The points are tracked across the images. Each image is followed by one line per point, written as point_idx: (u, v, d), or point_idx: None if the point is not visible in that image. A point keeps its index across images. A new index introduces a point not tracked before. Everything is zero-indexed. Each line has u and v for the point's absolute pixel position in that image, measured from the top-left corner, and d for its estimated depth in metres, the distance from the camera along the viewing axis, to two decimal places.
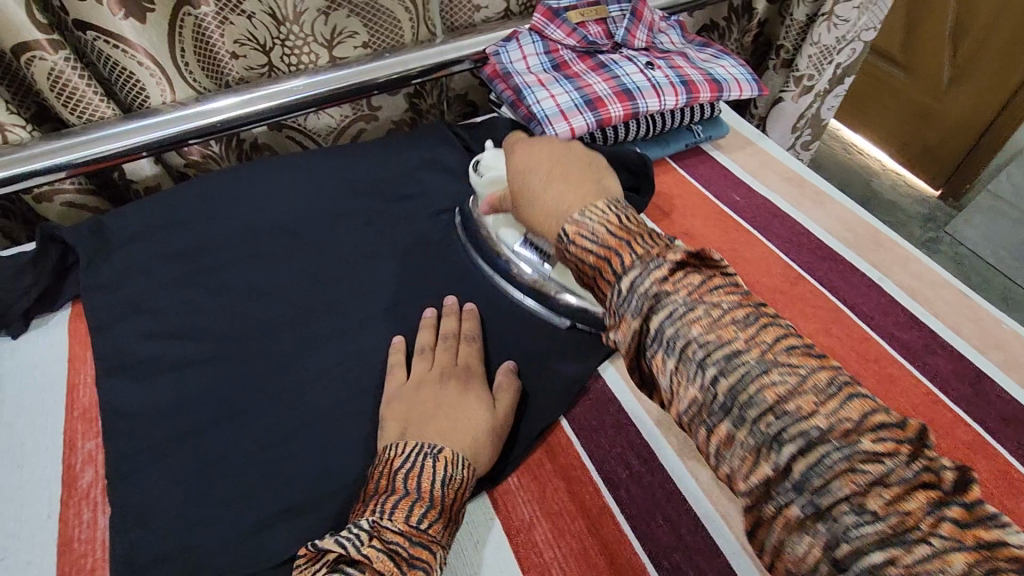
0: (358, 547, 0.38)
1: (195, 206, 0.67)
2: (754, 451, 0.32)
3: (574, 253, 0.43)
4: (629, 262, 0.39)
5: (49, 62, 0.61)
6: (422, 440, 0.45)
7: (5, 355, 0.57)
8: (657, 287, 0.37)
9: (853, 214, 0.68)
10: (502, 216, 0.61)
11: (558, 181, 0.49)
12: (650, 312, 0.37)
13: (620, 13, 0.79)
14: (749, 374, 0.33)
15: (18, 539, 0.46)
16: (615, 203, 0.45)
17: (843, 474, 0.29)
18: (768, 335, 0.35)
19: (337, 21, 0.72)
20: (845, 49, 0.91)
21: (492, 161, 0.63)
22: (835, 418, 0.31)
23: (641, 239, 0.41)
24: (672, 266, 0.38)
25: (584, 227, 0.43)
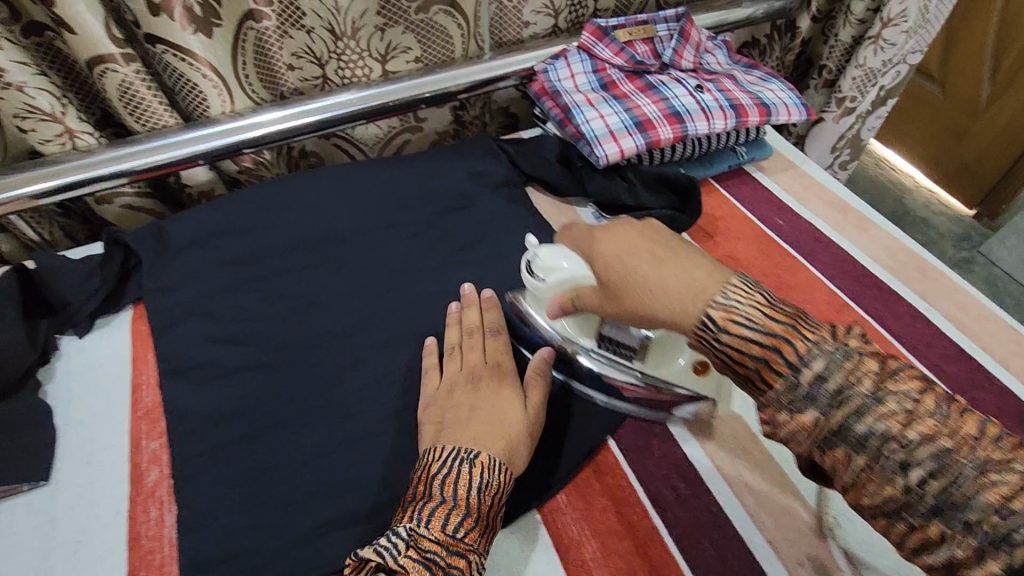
0: (395, 556, 0.40)
1: (250, 214, 0.69)
2: (868, 469, 0.35)
3: (725, 344, 0.39)
4: (807, 349, 0.37)
5: (121, 73, 0.63)
6: (458, 443, 0.46)
7: (73, 354, 0.60)
8: (847, 363, 0.36)
9: (898, 242, 0.68)
10: (577, 319, 0.54)
11: (668, 265, 0.42)
12: (827, 385, 0.36)
13: (668, 32, 0.80)
14: (867, 407, 0.36)
15: (91, 534, 0.48)
16: (745, 275, 0.41)
17: (893, 423, 0.35)
18: (873, 361, 0.37)
19: (392, 37, 0.74)
20: (891, 72, 0.90)
21: (552, 259, 0.51)
22: (883, 385, 0.36)
23: (804, 320, 0.39)
24: (857, 352, 0.37)
25: (733, 313, 0.39)
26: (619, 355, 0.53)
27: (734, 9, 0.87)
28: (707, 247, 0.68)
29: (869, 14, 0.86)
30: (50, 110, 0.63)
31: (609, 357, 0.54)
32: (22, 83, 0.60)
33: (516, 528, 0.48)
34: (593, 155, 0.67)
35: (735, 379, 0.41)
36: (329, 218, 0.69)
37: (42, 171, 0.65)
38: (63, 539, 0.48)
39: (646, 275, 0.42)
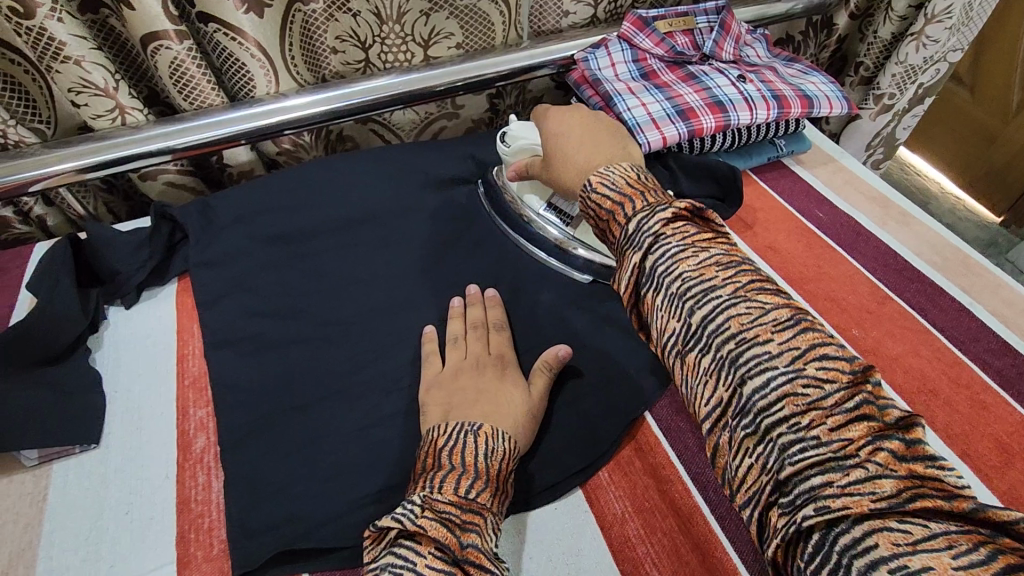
0: (412, 518, 0.39)
1: (292, 192, 0.70)
2: (714, 376, 0.34)
3: (592, 200, 0.44)
4: (642, 208, 0.40)
5: (173, 51, 0.64)
6: (462, 419, 0.47)
7: (121, 324, 0.61)
8: (659, 226, 0.38)
9: (940, 237, 0.67)
10: (533, 182, 0.64)
11: (588, 144, 0.51)
12: (648, 252, 0.38)
13: (708, 24, 0.80)
14: (719, 306, 0.35)
15: (141, 496, 0.49)
16: (637, 167, 0.46)
17: (786, 397, 0.31)
18: (743, 277, 0.36)
19: (436, 23, 0.75)
20: (930, 70, 0.89)
21: (519, 133, 0.63)
22: (787, 347, 0.32)
23: (655, 192, 0.42)
24: (678, 213, 0.39)
25: (606, 178, 0.44)
26: (561, 218, 0.63)
27: (773, 3, 0.87)
28: (745, 237, 0.68)
29: (911, 11, 0.85)
30: (104, 85, 0.65)
31: (553, 219, 0.63)
32: (80, 58, 0.61)
33: (561, 503, 0.48)
34: (634, 142, 0.67)
35: (602, 236, 0.44)
36: (370, 199, 0.70)
37: (92, 146, 0.67)
38: (114, 500, 0.49)
39: (569, 152, 0.51)
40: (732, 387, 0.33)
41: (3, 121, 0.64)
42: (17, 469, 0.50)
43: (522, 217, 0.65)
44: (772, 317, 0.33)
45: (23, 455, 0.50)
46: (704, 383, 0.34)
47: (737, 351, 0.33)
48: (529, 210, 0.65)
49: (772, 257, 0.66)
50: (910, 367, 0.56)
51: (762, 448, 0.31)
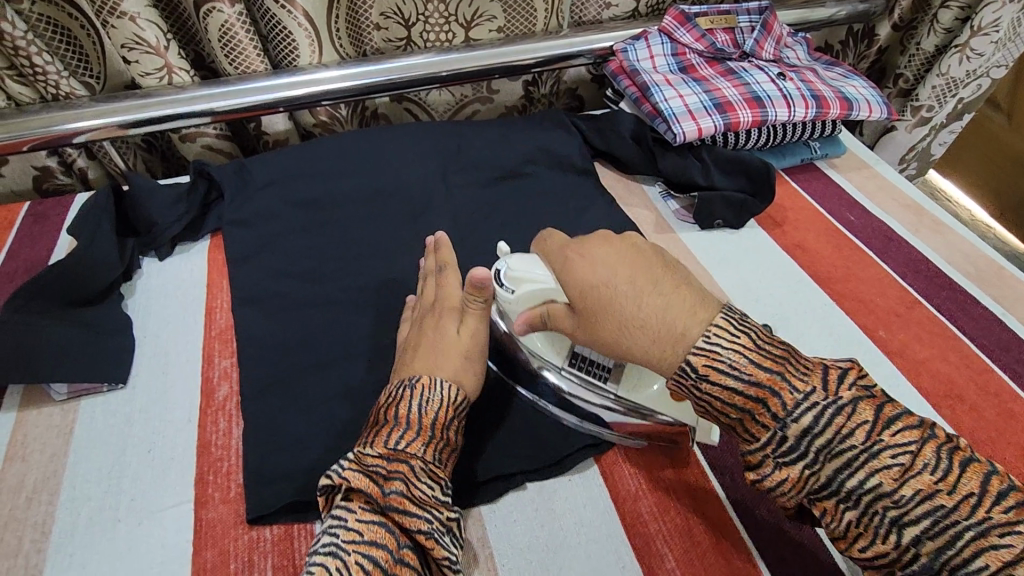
0: (339, 473, 0.40)
1: (327, 160, 0.71)
2: (867, 527, 0.36)
3: (705, 387, 0.38)
4: (793, 400, 0.36)
5: (225, 14, 0.66)
6: (402, 374, 0.46)
7: (153, 274, 0.62)
8: (843, 420, 0.36)
9: (974, 247, 0.66)
10: (551, 333, 0.49)
11: (644, 288, 0.41)
12: (812, 437, 0.36)
13: (749, 24, 0.80)
14: (859, 461, 0.35)
15: (163, 437, 0.50)
16: (729, 311, 0.40)
17: (878, 471, 0.35)
18: (866, 412, 0.36)
19: (480, 4, 0.76)
20: (972, 84, 0.88)
21: (523, 271, 0.48)
22: (856, 421, 0.36)
23: (792, 367, 0.37)
24: (848, 405, 0.36)
25: (718, 359, 0.37)
26: (592, 376, 0.48)
27: (816, 7, 0.86)
28: (774, 234, 0.68)
29: (957, 24, 0.85)
30: (156, 44, 0.67)
31: (583, 385, 0.49)
32: (135, 14, 0.63)
33: (574, 474, 0.48)
34: (670, 133, 0.67)
35: (723, 427, 0.40)
36: (402, 171, 0.71)
37: (137, 102, 0.68)
38: (137, 439, 0.50)
39: (625, 292, 0.41)
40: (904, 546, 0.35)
41: (56, 71, 0.66)
42: (47, 403, 0.52)
43: (539, 371, 0.51)
44: (836, 403, 0.36)
45: (53, 389, 0.51)
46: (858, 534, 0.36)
47: (811, 439, 0.36)
48: (551, 371, 0.50)
49: (801, 255, 0.65)
50: (938, 372, 0.55)
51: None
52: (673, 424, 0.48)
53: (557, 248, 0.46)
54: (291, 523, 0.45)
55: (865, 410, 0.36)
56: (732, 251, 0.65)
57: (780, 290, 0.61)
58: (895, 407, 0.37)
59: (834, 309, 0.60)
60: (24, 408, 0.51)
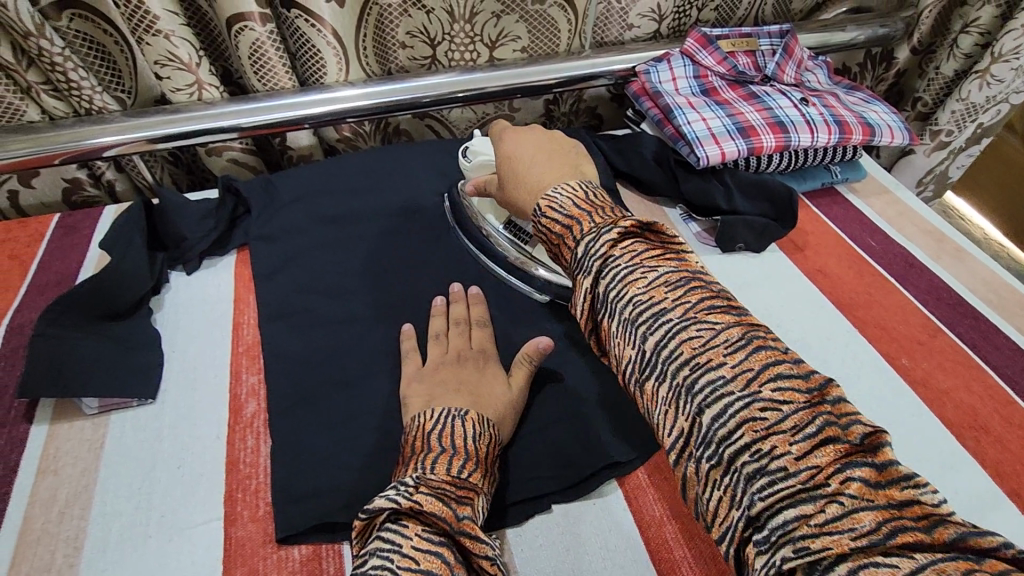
0: (407, 495, 0.39)
1: (352, 177, 0.72)
2: (728, 495, 0.31)
3: (544, 224, 0.45)
4: (587, 228, 0.42)
5: (256, 32, 0.67)
6: (448, 405, 0.48)
7: (181, 288, 0.63)
8: (606, 248, 0.40)
9: (996, 275, 0.66)
10: (490, 201, 0.64)
11: (539, 157, 0.52)
12: (600, 275, 0.40)
13: (770, 48, 0.80)
14: (717, 401, 0.32)
15: (193, 453, 0.50)
16: (586, 181, 0.48)
17: (743, 423, 0.31)
18: (755, 361, 0.33)
19: (505, 25, 0.76)
20: (991, 109, 0.88)
21: (481, 147, 0.64)
22: (739, 367, 0.33)
23: (602, 211, 0.44)
24: (622, 232, 0.41)
25: (554, 202, 0.45)
26: (519, 239, 0.62)
27: (837, 31, 0.87)
28: (795, 258, 0.68)
29: (977, 50, 0.85)
30: (188, 60, 0.68)
31: (509, 240, 0.62)
32: (170, 32, 0.65)
33: (600, 499, 0.48)
34: (692, 156, 0.67)
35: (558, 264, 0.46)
36: (425, 189, 0.72)
37: (168, 117, 0.70)
38: (166, 455, 0.50)
39: (524, 159, 0.53)
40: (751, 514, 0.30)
41: (90, 86, 0.67)
42: (78, 417, 0.52)
43: (483, 235, 0.64)
44: (722, 338, 0.34)
45: (84, 403, 0.52)
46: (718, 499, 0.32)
47: (689, 371, 0.34)
48: (490, 230, 0.64)
49: (822, 280, 0.66)
50: (962, 402, 0.55)
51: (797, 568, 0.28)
52: (577, 290, 0.60)
53: (497, 134, 0.58)
54: (319, 543, 0.46)
55: (742, 345, 0.34)
56: (754, 275, 0.66)
57: (803, 315, 0.62)
58: (789, 364, 0.33)
59: (856, 336, 0.60)
60: (55, 422, 0.52)
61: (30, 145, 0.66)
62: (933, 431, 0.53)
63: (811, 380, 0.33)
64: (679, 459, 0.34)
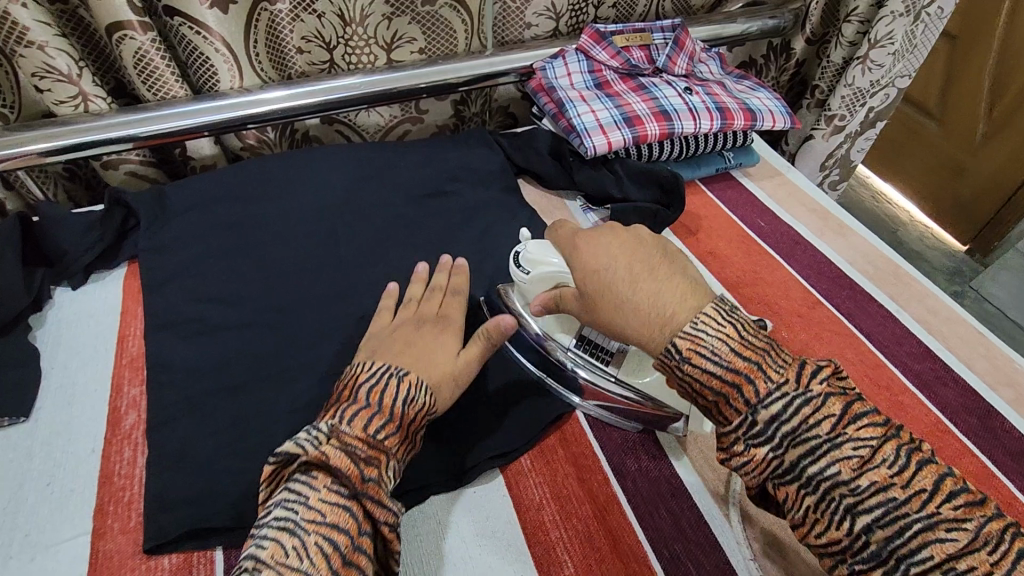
0: (315, 445, 0.41)
1: (252, 183, 0.72)
2: (836, 524, 0.37)
3: (689, 373, 0.42)
4: (766, 390, 0.40)
5: (137, 41, 0.66)
6: (389, 363, 0.48)
7: (65, 304, 0.62)
8: (780, 390, 0.40)
9: (874, 248, 0.70)
10: (563, 316, 0.55)
11: (649, 275, 0.47)
12: (755, 408, 0.40)
13: (664, 41, 0.83)
14: (822, 450, 0.38)
15: (65, 469, 0.49)
16: (720, 303, 0.44)
17: (925, 541, 0.35)
18: (835, 407, 0.39)
19: (398, 27, 0.77)
20: (879, 93, 0.93)
21: (541, 255, 0.54)
22: (896, 479, 0.37)
23: (769, 358, 0.41)
24: (815, 398, 0.39)
25: (701, 344, 0.41)
26: (596, 359, 0.54)
27: (730, 24, 0.90)
28: (687, 242, 0.70)
29: (859, 38, 0.90)
30: (67, 72, 0.66)
31: (586, 359, 0.54)
32: (44, 43, 0.63)
33: (479, 487, 0.49)
34: (582, 147, 0.69)
35: (699, 407, 0.44)
36: (325, 192, 0.72)
37: (53, 132, 0.68)
38: (37, 471, 0.49)
39: (625, 278, 0.47)
40: (860, 535, 0.37)
41: None
42: None
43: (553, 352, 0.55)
44: (880, 458, 0.37)
45: None
46: (820, 526, 0.38)
47: (849, 490, 0.37)
48: (556, 346, 0.56)
49: (712, 261, 0.68)
50: None
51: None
52: (662, 417, 0.52)
53: (569, 236, 0.54)
54: (192, 549, 0.45)
55: (837, 410, 0.39)
56: None
57: None
58: (864, 405, 0.39)
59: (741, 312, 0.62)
60: None
61: None
62: None
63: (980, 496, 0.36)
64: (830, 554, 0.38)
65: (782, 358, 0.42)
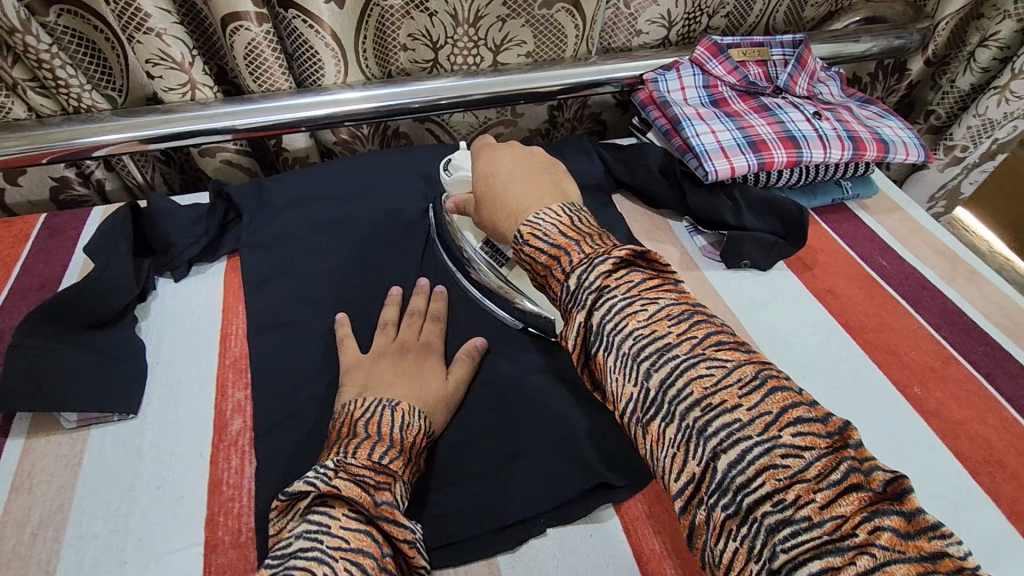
0: (325, 480, 0.40)
1: (353, 183, 0.70)
2: (682, 451, 0.33)
3: (527, 253, 0.43)
4: (577, 259, 0.40)
5: (252, 32, 0.65)
6: (381, 395, 0.48)
7: (168, 295, 0.61)
8: (601, 281, 0.38)
9: (1011, 300, 0.64)
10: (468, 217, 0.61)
11: (518, 176, 0.51)
12: (594, 307, 0.38)
13: (783, 58, 0.78)
14: (677, 368, 0.34)
15: (175, 473, 0.48)
16: (569, 205, 0.46)
17: (763, 469, 0.30)
18: (698, 332, 0.36)
19: (510, 29, 0.74)
20: (1009, 126, 0.85)
21: (462, 161, 0.61)
22: (756, 410, 0.32)
23: (591, 238, 0.42)
24: (617, 262, 0.39)
25: (537, 228, 0.43)
26: (495, 259, 0.59)
27: (850, 41, 0.84)
28: (804, 278, 0.66)
29: (996, 65, 0.83)
30: (180, 60, 0.65)
31: (483, 258, 0.59)
32: (162, 30, 0.62)
33: (596, 530, 0.47)
34: (700, 170, 0.65)
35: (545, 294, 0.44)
36: (423, 197, 0.70)
37: (160, 117, 0.67)
38: (146, 473, 0.48)
39: (504, 179, 0.51)
40: (707, 464, 0.32)
41: (79, 84, 0.65)
42: (57, 430, 0.50)
43: (461, 253, 0.61)
44: (736, 376, 0.33)
45: (62, 417, 0.50)
46: (672, 455, 0.33)
47: (701, 412, 0.33)
48: (467, 247, 0.61)
49: (831, 301, 0.63)
50: (978, 436, 0.52)
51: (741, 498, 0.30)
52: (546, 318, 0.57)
53: (478, 148, 0.58)
54: None
55: (758, 387, 0.33)
56: (762, 295, 0.64)
57: (809, 339, 0.60)
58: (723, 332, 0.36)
59: (866, 361, 0.58)
60: (33, 435, 0.50)
61: (21, 143, 0.64)
62: (947, 466, 0.51)
63: (830, 423, 0.31)
64: (689, 507, 0.33)
65: (606, 240, 0.42)
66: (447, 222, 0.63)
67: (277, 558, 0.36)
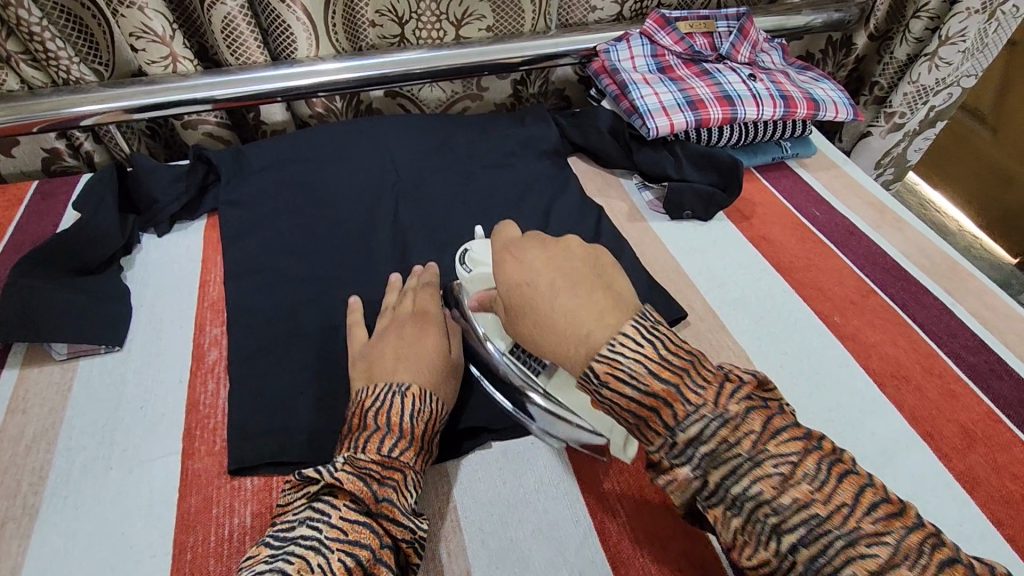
0: (331, 470, 0.41)
1: (324, 147, 0.75)
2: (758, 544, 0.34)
3: (608, 395, 0.37)
4: (683, 413, 0.35)
5: (227, 7, 0.70)
6: (390, 380, 0.48)
7: (151, 247, 0.66)
8: (704, 412, 0.35)
9: (932, 243, 0.70)
10: (493, 318, 0.51)
11: (567, 291, 0.40)
12: (687, 442, 0.35)
13: (727, 29, 0.83)
14: (742, 468, 0.34)
15: (156, 396, 0.53)
16: (641, 319, 0.38)
17: (847, 557, 0.31)
18: (754, 422, 0.35)
19: (470, 4, 0.80)
20: (942, 92, 0.92)
21: (482, 255, 0.58)
22: (829, 503, 0.33)
23: (691, 377, 0.36)
24: (735, 415, 0.35)
25: (618, 367, 0.36)
26: (527, 367, 0.49)
27: (793, 15, 0.90)
28: (742, 227, 0.71)
29: (927, 35, 0.89)
30: (161, 33, 0.71)
31: (521, 373, 0.49)
32: (144, 5, 0.67)
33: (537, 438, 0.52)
34: (644, 128, 0.71)
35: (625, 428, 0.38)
36: (389, 160, 0.75)
37: (144, 88, 0.72)
38: (130, 395, 0.53)
39: (547, 295, 0.40)
40: (785, 556, 0.33)
41: (67, 56, 0.70)
42: (48, 361, 0.55)
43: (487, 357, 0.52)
44: (803, 472, 0.33)
45: (53, 349, 0.55)
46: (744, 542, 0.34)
47: (773, 512, 0.33)
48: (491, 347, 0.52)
49: (764, 246, 0.69)
50: (889, 356, 0.58)
51: (763, 529, 0.34)
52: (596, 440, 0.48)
53: (501, 247, 0.45)
54: (270, 475, 0.49)
55: (824, 477, 0.33)
56: (701, 242, 0.69)
57: (742, 279, 0.65)
58: (783, 418, 0.36)
59: (793, 297, 0.63)
60: (27, 365, 0.55)
61: (12, 112, 0.69)
62: (857, 382, 0.56)
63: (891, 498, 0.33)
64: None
65: (707, 373, 0.36)
66: (468, 319, 0.55)
67: (280, 540, 0.39)
